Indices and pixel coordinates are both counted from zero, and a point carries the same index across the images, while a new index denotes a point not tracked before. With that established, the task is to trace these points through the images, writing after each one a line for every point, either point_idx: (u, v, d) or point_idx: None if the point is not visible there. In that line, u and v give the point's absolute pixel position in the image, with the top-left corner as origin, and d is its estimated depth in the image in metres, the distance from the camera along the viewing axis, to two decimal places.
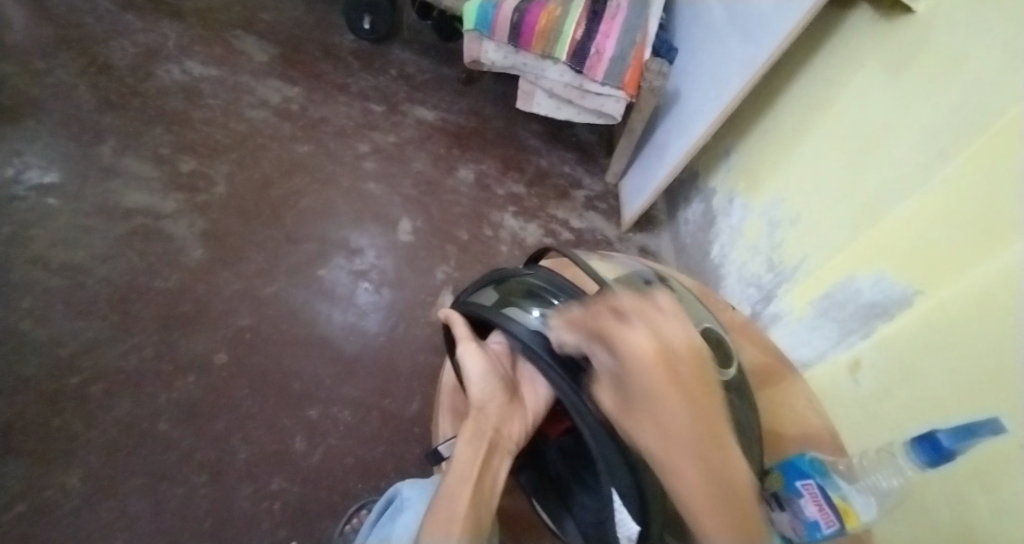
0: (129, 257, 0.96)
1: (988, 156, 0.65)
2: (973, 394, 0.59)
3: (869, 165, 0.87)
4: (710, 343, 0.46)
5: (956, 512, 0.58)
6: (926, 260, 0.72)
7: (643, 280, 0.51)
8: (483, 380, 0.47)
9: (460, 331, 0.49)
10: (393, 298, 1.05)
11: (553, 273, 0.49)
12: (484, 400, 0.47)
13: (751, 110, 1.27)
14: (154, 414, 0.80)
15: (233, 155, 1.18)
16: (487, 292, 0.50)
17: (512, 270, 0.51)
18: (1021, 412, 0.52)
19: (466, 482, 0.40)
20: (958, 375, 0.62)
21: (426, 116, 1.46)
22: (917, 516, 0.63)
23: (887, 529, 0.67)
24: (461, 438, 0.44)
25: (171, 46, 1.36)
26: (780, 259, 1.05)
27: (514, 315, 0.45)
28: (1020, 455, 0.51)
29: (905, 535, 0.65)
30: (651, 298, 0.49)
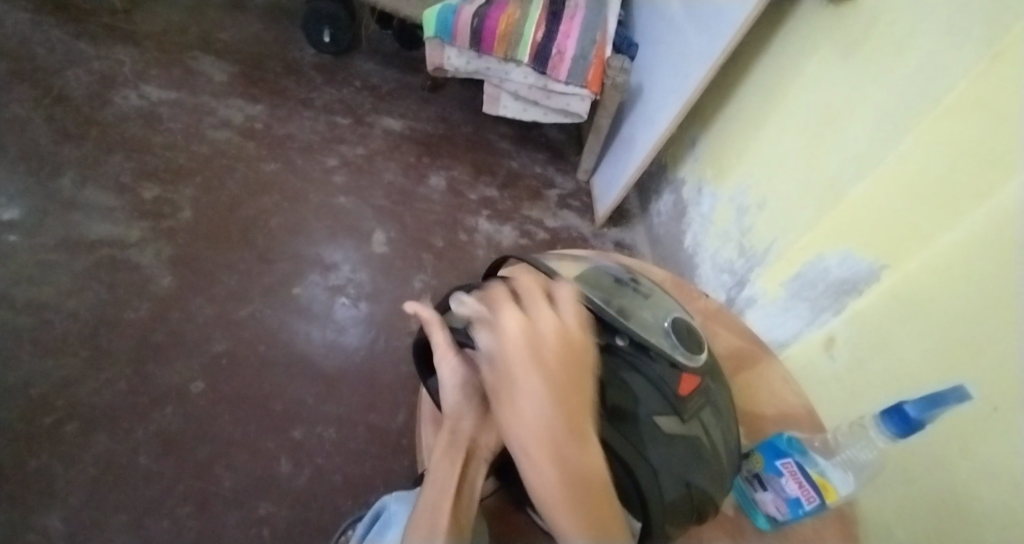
0: (97, 289, 0.93)
1: (937, 134, 0.68)
2: (946, 362, 0.62)
3: (829, 147, 0.89)
4: (681, 332, 0.45)
5: (939, 482, 0.60)
6: (890, 236, 0.74)
7: (610, 280, 0.50)
8: (461, 385, 0.42)
9: (438, 336, 0.43)
10: (372, 311, 1.04)
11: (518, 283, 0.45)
12: (460, 409, 0.42)
13: (713, 100, 1.30)
14: (134, 449, 0.78)
15: (199, 178, 1.16)
16: (456, 312, 0.46)
17: (474, 282, 0.46)
18: (994, 378, 0.55)
19: (446, 496, 0.37)
20: (930, 345, 0.65)
21: (393, 126, 1.45)
22: (901, 485, 0.65)
23: (871, 501, 0.69)
24: (436, 452, 0.40)
25: (128, 72, 1.33)
26: (750, 244, 1.07)
27: (484, 333, 0.42)
28: (996, 418, 0.54)
29: (889, 506, 0.67)
30: (618, 295, 0.48)
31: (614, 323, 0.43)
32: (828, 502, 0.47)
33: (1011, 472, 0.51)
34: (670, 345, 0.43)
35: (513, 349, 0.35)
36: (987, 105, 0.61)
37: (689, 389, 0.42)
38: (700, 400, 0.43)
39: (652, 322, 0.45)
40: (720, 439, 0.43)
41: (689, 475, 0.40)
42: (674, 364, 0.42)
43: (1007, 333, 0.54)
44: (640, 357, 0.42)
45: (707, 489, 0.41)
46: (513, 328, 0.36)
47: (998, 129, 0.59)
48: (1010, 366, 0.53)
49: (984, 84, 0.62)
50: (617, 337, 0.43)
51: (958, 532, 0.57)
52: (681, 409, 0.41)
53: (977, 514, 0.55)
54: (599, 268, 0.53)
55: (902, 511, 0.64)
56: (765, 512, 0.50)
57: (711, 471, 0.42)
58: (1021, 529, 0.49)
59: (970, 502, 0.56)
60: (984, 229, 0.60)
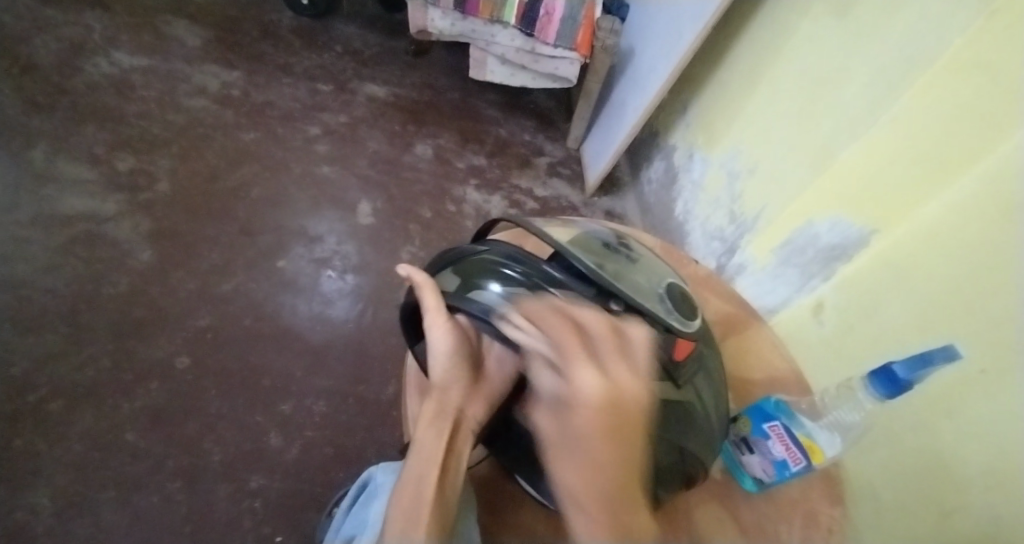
0: (74, 265, 0.91)
1: (929, 94, 0.66)
2: (933, 325, 0.62)
3: (820, 110, 0.87)
4: (675, 298, 0.44)
5: (923, 444, 0.61)
6: (881, 201, 0.73)
7: (603, 246, 0.48)
8: (448, 357, 0.43)
9: (429, 300, 0.42)
10: (360, 283, 1.03)
11: (511, 245, 0.43)
12: (448, 380, 0.43)
13: (705, 63, 1.27)
14: (120, 425, 0.77)
15: (175, 149, 1.12)
16: (445, 274, 0.44)
17: (465, 245, 0.44)
18: (983, 343, 0.55)
19: (432, 465, 0.38)
20: (917, 310, 0.65)
21: (377, 92, 1.40)
22: (886, 447, 0.66)
23: (855, 463, 0.70)
24: (423, 421, 0.41)
25: (96, 38, 1.26)
26: (741, 210, 1.06)
27: (477, 296, 0.40)
28: (982, 380, 0.54)
29: (872, 468, 0.68)
30: (611, 261, 0.45)
31: (610, 285, 0.40)
32: (814, 464, 0.48)
33: (997, 435, 0.52)
34: (667, 311, 0.42)
35: (591, 416, 0.30)
36: (981, 63, 0.59)
37: (683, 354, 0.41)
38: (694, 366, 0.42)
39: (647, 287, 0.43)
40: (711, 401, 0.44)
41: (682, 440, 0.40)
42: (671, 329, 0.40)
43: (997, 296, 0.54)
44: (636, 323, 0.40)
45: (699, 453, 0.42)
46: (591, 388, 0.30)
47: (991, 88, 0.57)
48: (1000, 331, 0.53)
49: (979, 42, 0.60)
50: (612, 302, 0.40)
51: (940, 493, 0.58)
52: (676, 374, 0.41)
53: (961, 475, 0.56)
54: (588, 233, 0.50)
55: (886, 472, 0.66)
56: (752, 475, 0.50)
57: (702, 435, 0.42)
58: (1007, 489, 0.51)
59: (955, 464, 0.57)
60: (976, 194, 0.59)
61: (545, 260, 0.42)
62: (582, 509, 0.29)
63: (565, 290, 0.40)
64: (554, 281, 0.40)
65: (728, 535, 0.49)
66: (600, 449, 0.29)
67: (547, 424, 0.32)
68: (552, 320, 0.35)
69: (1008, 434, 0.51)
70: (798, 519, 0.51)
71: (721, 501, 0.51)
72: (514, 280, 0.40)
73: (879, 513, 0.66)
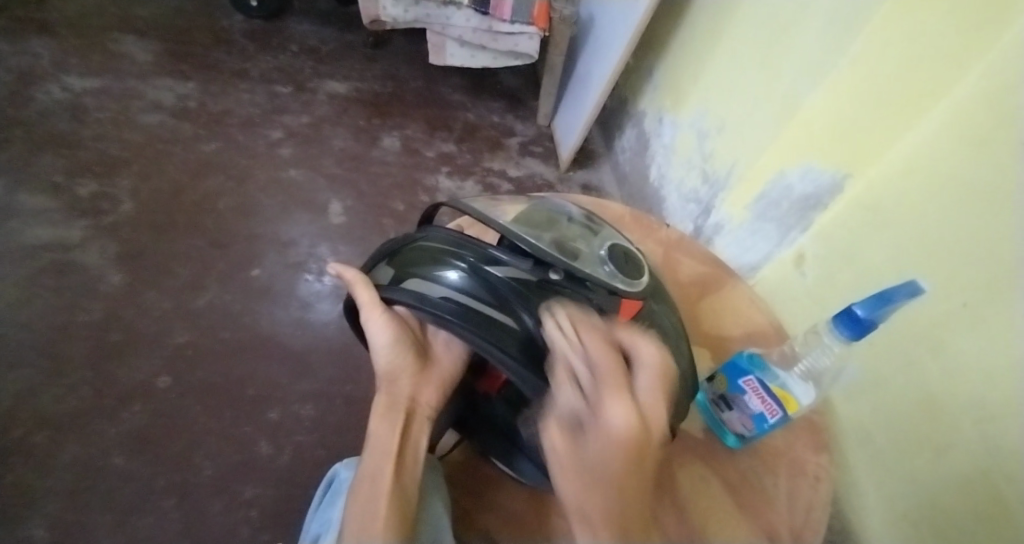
0: (45, 296, 0.89)
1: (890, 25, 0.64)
2: (921, 263, 0.61)
3: (782, 59, 0.86)
4: (618, 259, 0.44)
5: (911, 383, 0.61)
6: (853, 142, 0.72)
7: (548, 216, 0.48)
8: (392, 349, 0.44)
9: (363, 295, 0.42)
10: (338, 283, 1.02)
11: (450, 230, 0.42)
12: (396, 371, 0.44)
13: (666, 24, 1.25)
14: (107, 451, 0.77)
15: (136, 168, 1.10)
16: (381, 268, 0.44)
17: (402, 236, 0.44)
18: (967, 280, 0.55)
19: (387, 457, 0.39)
20: (899, 252, 0.65)
21: (338, 89, 1.38)
22: (874, 390, 0.66)
23: (847, 409, 0.70)
24: (376, 415, 0.42)
25: (44, 63, 1.23)
26: (713, 169, 1.05)
27: (415, 287, 0.40)
28: (966, 318, 0.55)
29: (864, 413, 0.68)
30: (554, 230, 0.45)
31: (549, 257, 0.41)
32: (791, 413, 0.47)
33: (983, 368, 0.53)
34: (609, 274, 0.43)
35: (617, 446, 0.32)
36: None
37: (632, 316, 0.42)
38: (645, 325, 0.43)
39: (589, 253, 0.44)
40: (672, 362, 0.44)
41: None
42: (614, 292, 0.42)
43: (991, 225, 0.53)
44: (579, 291, 0.41)
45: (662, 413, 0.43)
46: (621, 420, 0.33)
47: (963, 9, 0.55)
48: (987, 266, 0.53)
49: None
50: (551, 272, 0.41)
51: (931, 429, 0.58)
52: (628, 337, 0.41)
53: (950, 410, 0.56)
54: (533, 204, 0.50)
55: (877, 415, 0.66)
56: (733, 431, 0.50)
57: None
58: (995, 421, 0.51)
59: (944, 400, 0.57)
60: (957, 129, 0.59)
61: (490, 242, 0.42)
62: (584, 514, 0.32)
63: (506, 268, 0.40)
64: (493, 261, 0.40)
65: (711, 493, 0.49)
66: (622, 468, 0.32)
67: (562, 444, 0.34)
68: (593, 338, 0.37)
69: (995, 365, 0.51)
70: (783, 468, 0.51)
71: (705, 461, 0.51)
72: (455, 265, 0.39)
73: (875, 455, 0.66)
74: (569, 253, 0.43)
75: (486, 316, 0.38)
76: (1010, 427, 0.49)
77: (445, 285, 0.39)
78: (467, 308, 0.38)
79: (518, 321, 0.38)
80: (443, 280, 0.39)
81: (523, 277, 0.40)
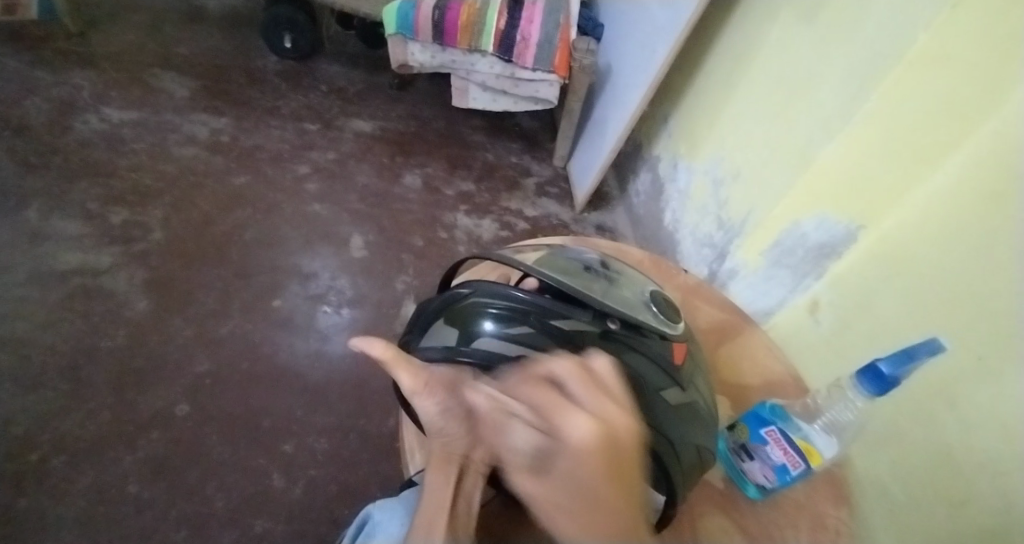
0: (72, 321, 0.92)
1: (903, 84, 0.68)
2: (941, 312, 0.61)
3: (794, 111, 0.89)
4: (658, 303, 0.47)
5: (931, 438, 0.61)
6: (868, 193, 0.74)
7: (579, 262, 0.49)
8: (444, 410, 0.37)
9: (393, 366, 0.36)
10: (357, 317, 1.03)
11: (496, 283, 0.42)
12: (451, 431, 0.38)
13: (682, 75, 1.31)
14: (123, 477, 0.77)
15: (167, 198, 1.14)
16: (434, 328, 0.42)
17: (447, 293, 0.43)
18: (980, 328, 0.56)
19: (440, 511, 0.36)
20: (914, 300, 0.66)
21: (364, 127, 1.43)
22: (891, 444, 0.66)
23: (864, 462, 0.69)
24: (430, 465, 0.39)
25: (86, 96, 1.29)
26: (727, 215, 1.07)
27: (484, 344, 0.40)
28: (983, 369, 0.55)
29: (882, 467, 0.67)
30: (596, 277, 0.47)
31: (608, 307, 0.42)
32: (814, 466, 0.46)
33: (1001, 422, 0.53)
34: (655, 318, 0.45)
35: (592, 486, 0.26)
36: (951, 54, 0.61)
37: (681, 357, 0.45)
38: (690, 366, 0.46)
39: (634, 299, 0.46)
40: (709, 397, 0.47)
41: (699, 440, 0.42)
42: (664, 335, 0.44)
43: (1004, 275, 0.54)
44: (636, 337, 0.43)
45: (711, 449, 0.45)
46: (578, 435, 0.26)
47: (979, 66, 0.58)
48: (997, 313, 0.55)
49: (945, 32, 0.62)
50: (609, 321, 0.42)
51: (950, 485, 0.57)
52: (680, 379, 0.43)
53: (967, 465, 0.56)
54: (558, 252, 0.51)
55: (894, 468, 0.65)
56: (754, 482, 0.50)
57: (710, 430, 0.45)
58: (1014, 472, 0.51)
59: (963, 456, 0.56)
60: (963, 181, 0.61)
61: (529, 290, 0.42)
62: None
63: (567, 320, 0.41)
64: (555, 313, 0.41)
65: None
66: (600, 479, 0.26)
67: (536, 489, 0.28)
68: (530, 384, 0.31)
69: (1015, 419, 0.51)
70: (805, 523, 0.51)
71: (727, 514, 0.50)
72: (513, 320, 0.40)
73: (891, 510, 0.64)
74: (620, 301, 0.44)
75: None
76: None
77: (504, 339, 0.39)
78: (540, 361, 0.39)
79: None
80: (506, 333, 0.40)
81: (587, 330, 0.41)
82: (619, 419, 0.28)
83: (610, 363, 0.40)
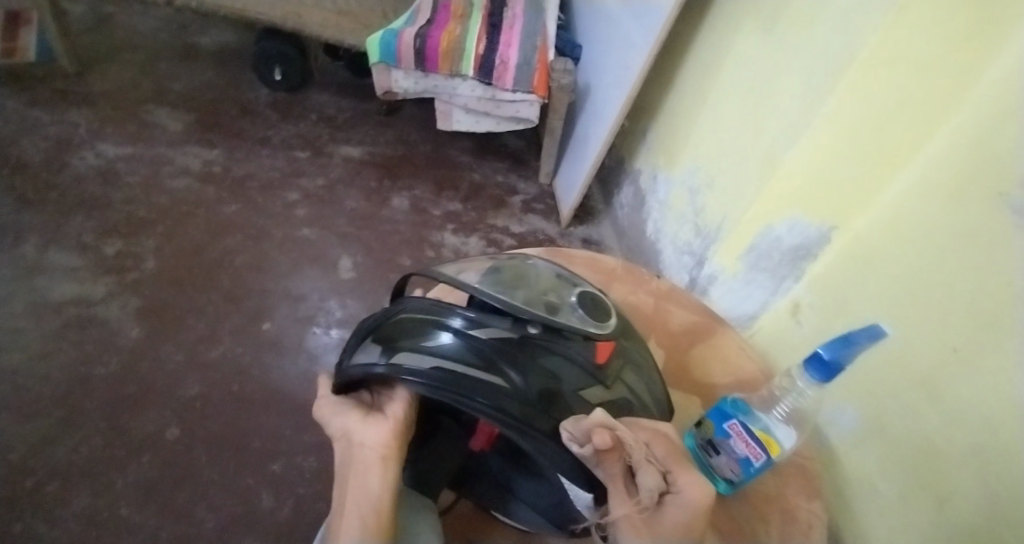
0: (66, 350, 0.94)
1: (862, 89, 0.70)
2: (914, 306, 0.63)
3: (760, 119, 0.92)
4: (586, 304, 0.48)
5: (912, 433, 0.62)
6: (838, 196, 0.77)
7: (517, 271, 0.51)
8: (335, 416, 0.45)
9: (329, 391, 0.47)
10: (346, 337, 1.06)
11: (424, 297, 0.43)
12: (349, 433, 0.44)
13: (656, 90, 1.35)
14: (115, 501, 0.78)
15: (160, 228, 1.17)
16: (365, 346, 0.43)
17: (381, 311, 0.44)
18: (952, 322, 0.58)
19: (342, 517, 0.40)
20: (890, 297, 0.67)
21: (352, 153, 1.48)
22: (877, 441, 0.67)
23: (853, 460, 0.70)
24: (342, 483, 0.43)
25: (83, 133, 1.34)
26: (704, 222, 1.09)
27: (406, 359, 0.39)
28: (956, 362, 0.57)
29: (870, 464, 0.68)
30: (526, 284, 0.48)
31: (526, 313, 0.43)
32: (776, 456, 0.48)
33: (975, 414, 0.54)
34: (580, 319, 0.46)
35: (692, 525, 0.38)
36: (904, 58, 0.64)
37: (605, 356, 0.46)
38: (619, 363, 0.47)
39: (560, 303, 0.47)
40: (645, 390, 0.49)
41: None
42: (588, 336, 0.45)
43: (972, 269, 0.56)
44: (559, 340, 0.44)
45: None
46: (693, 496, 0.38)
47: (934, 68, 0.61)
48: (966, 307, 0.57)
49: (895, 40, 0.65)
50: (529, 326, 0.43)
51: (933, 480, 0.59)
52: (603, 377, 0.45)
53: (947, 457, 0.57)
54: (505, 260, 0.53)
55: (879, 462, 0.66)
56: (723, 477, 0.51)
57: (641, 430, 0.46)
58: (990, 463, 0.52)
59: (944, 450, 0.57)
60: (927, 180, 0.64)
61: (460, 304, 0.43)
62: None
63: (487, 329, 0.41)
64: (478, 324, 0.41)
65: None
66: (694, 524, 0.39)
67: (632, 523, 0.38)
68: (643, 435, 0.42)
69: (987, 411, 0.53)
70: (775, 517, 0.52)
71: None
72: (439, 333, 0.41)
73: (880, 505, 0.66)
74: (545, 306, 0.46)
75: (478, 380, 0.38)
76: (1007, 478, 0.50)
77: (425, 355, 0.39)
78: (458, 374, 0.38)
79: (506, 378, 0.39)
80: (430, 347, 0.40)
81: (506, 336, 0.41)
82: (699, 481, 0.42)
83: (530, 370, 0.40)
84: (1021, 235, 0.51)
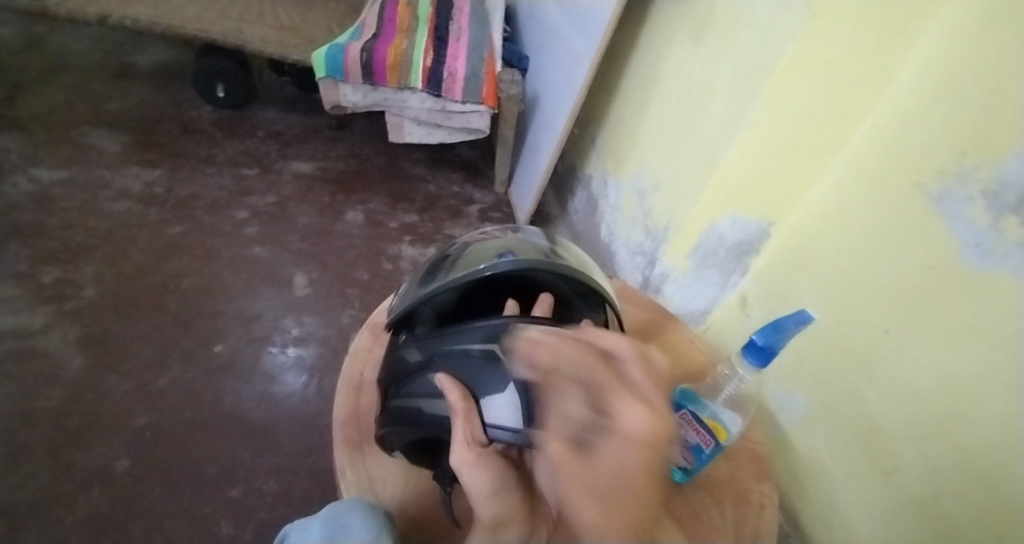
0: (1, 384, 0.88)
1: (785, 90, 0.73)
2: (847, 293, 0.68)
3: (696, 121, 0.97)
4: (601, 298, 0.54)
5: (855, 411, 0.67)
6: (775, 192, 0.81)
7: (520, 239, 0.55)
8: (494, 493, 0.40)
9: (453, 399, 0.41)
10: (304, 354, 1.04)
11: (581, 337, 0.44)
12: (506, 518, 0.40)
13: (601, 99, 1.40)
14: (63, 540, 0.73)
15: (100, 253, 1.12)
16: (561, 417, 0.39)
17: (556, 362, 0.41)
18: (881, 305, 0.63)
19: None
20: (826, 284, 0.72)
21: (303, 169, 1.45)
22: (825, 424, 0.71)
23: (802, 442, 0.75)
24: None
25: (13, 158, 1.26)
26: (653, 224, 1.13)
27: None
28: (887, 341, 0.62)
29: (816, 443, 0.73)
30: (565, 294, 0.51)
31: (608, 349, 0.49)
32: (722, 441, 0.51)
33: (909, 390, 0.59)
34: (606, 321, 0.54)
35: (630, 457, 0.33)
36: (822, 63, 0.68)
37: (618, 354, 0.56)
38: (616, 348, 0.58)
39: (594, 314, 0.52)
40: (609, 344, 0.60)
41: None
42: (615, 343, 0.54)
43: (896, 253, 0.62)
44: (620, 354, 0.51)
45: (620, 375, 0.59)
46: (636, 425, 0.33)
47: (850, 73, 0.67)
48: (891, 291, 0.62)
49: (812, 48, 0.68)
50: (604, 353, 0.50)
51: (877, 455, 0.64)
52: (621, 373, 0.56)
53: (891, 432, 0.62)
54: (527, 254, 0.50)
55: (829, 444, 0.71)
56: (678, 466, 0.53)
57: None
58: (931, 428, 0.57)
59: (885, 423, 0.62)
60: (853, 172, 0.70)
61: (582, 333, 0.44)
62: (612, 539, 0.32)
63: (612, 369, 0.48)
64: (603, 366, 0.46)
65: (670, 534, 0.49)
66: (630, 461, 0.33)
67: (561, 451, 0.34)
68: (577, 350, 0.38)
69: (921, 383, 0.58)
70: (729, 499, 0.55)
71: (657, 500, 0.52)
72: None
73: (833, 485, 0.70)
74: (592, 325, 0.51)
75: None
76: (952, 450, 0.54)
77: None
78: None
79: None
80: None
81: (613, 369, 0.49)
82: (642, 427, 0.33)
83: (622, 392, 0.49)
84: (942, 223, 0.57)
